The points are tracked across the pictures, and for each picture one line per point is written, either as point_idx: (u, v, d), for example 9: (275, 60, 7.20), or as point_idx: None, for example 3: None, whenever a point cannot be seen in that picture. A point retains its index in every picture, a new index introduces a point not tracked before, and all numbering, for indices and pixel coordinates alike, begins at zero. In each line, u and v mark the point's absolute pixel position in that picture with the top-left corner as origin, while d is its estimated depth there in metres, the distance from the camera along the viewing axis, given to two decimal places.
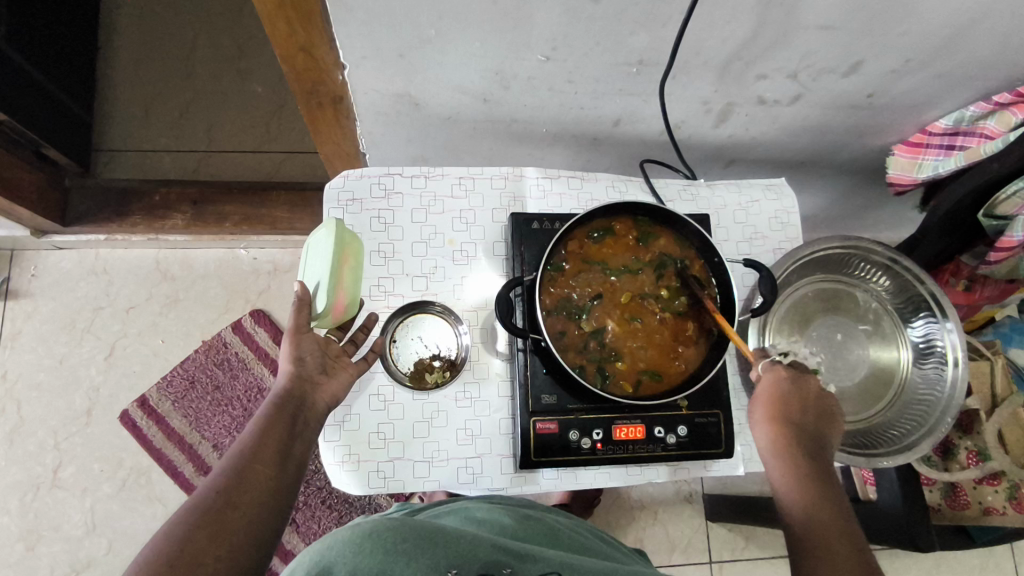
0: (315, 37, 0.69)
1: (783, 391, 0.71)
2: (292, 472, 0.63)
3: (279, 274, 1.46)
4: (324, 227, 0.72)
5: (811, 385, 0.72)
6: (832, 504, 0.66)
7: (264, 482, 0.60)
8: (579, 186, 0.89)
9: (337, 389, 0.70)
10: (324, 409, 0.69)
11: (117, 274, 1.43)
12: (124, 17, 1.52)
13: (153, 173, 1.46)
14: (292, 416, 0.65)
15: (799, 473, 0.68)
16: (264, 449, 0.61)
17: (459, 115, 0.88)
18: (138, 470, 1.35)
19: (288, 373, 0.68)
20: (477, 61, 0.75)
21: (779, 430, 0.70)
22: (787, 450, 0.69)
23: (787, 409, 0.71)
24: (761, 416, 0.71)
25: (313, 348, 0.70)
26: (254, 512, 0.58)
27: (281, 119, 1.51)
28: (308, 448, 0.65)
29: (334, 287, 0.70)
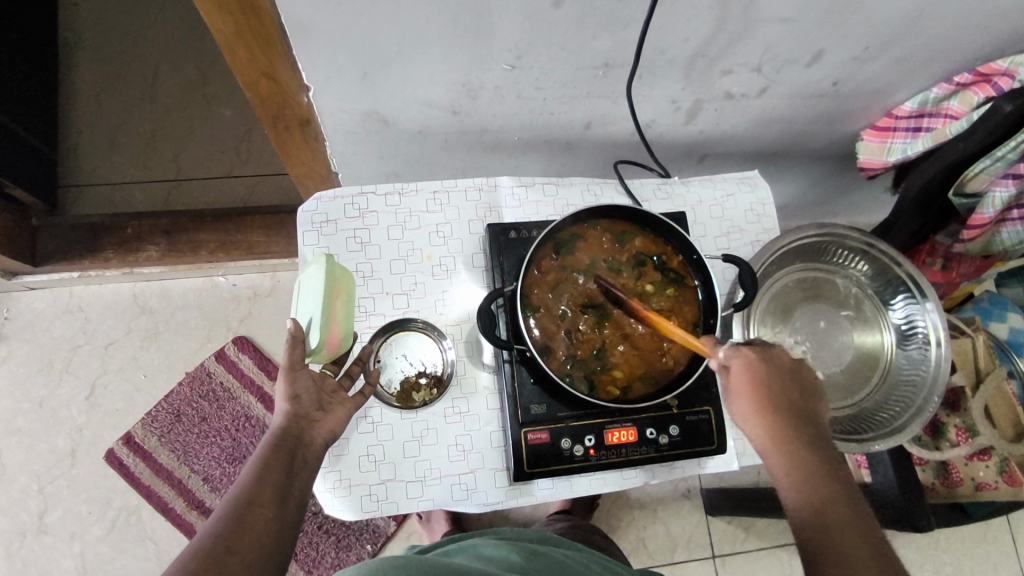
0: (276, 60, 0.68)
1: (755, 371, 0.68)
2: (292, 513, 0.60)
3: (258, 299, 1.44)
4: (315, 262, 0.72)
5: (778, 357, 0.69)
6: (824, 486, 0.64)
7: (262, 525, 0.57)
8: (554, 192, 0.89)
9: (335, 425, 0.68)
10: (322, 446, 0.67)
11: (94, 311, 1.40)
12: (85, 49, 1.50)
13: (123, 205, 1.43)
14: (291, 457, 0.63)
15: (795, 459, 0.66)
16: (263, 490, 0.59)
17: (429, 129, 0.88)
18: (127, 510, 1.32)
19: (284, 410, 0.66)
20: (442, 74, 0.75)
21: (762, 408, 0.67)
22: (774, 429, 0.67)
23: (763, 392, 0.68)
24: (743, 402, 0.68)
25: (308, 386, 0.68)
26: (253, 552, 0.55)
27: (251, 141, 1.50)
28: (306, 488, 0.63)
29: (328, 322, 0.70)
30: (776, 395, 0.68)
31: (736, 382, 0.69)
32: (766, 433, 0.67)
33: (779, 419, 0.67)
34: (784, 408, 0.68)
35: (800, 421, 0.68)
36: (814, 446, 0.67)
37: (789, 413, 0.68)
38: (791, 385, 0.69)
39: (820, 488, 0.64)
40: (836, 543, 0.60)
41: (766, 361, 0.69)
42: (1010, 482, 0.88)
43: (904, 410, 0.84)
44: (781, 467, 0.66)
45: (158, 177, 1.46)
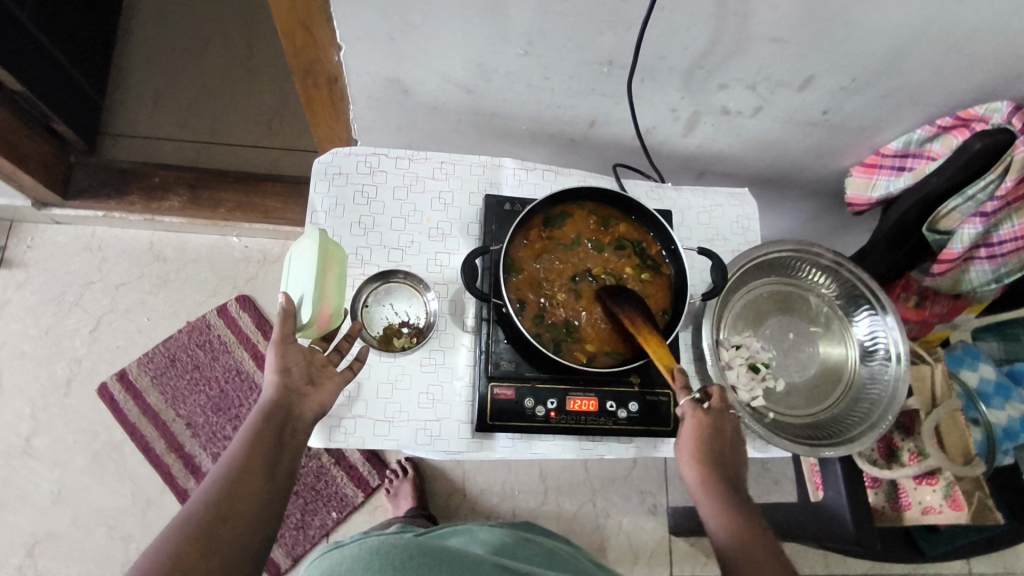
0: (313, 14, 0.76)
1: (704, 429, 0.73)
2: (280, 485, 0.65)
3: (267, 263, 1.52)
4: (307, 238, 0.76)
5: (723, 421, 0.75)
6: (755, 534, 0.69)
7: (253, 493, 0.62)
8: (553, 179, 0.95)
9: (324, 400, 0.70)
10: (312, 418, 0.70)
11: (111, 252, 1.47)
12: (143, 12, 1.61)
13: (154, 158, 1.52)
14: (280, 429, 0.66)
15: (728, 510, 0.71)
16: (252, 462, 0.63)
17: (446, 106, 0.95)
18: (112, 444, 1.36)
19: (274, 383, 0.68)
20: (460, 49, 0.82)
21: (703, 455, 0.73)
22: (711, 477, 0.72)
23: (707, 450, 0.73)
24: (688, 455, 0.73)
25: (298, 360, 0.70)
26: (246, 521, 0.61)
27: (283, 116, 1.61)
28: (295, 458, 0.67)
29: (319, 299, 0.73)
30: (718, 446, 0.74)
31: (685, 436, 0.74)
32: (704, 484, 0.72)
33: (717, 472, 0.72)
34: (723, 459, 0.73)
35: (732, 477, 0.73)
36: (742, 498, 0.72)
37: (725, 470, 0.73)
38: (729, 442, 0.75)
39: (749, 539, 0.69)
40: None
41: (715, 414, 0.75)
42: (954, 506, 0.90)
43: (860, 422, 0.87)
44: (716, 518, 0.71)
45: (191, 137, 1.56)
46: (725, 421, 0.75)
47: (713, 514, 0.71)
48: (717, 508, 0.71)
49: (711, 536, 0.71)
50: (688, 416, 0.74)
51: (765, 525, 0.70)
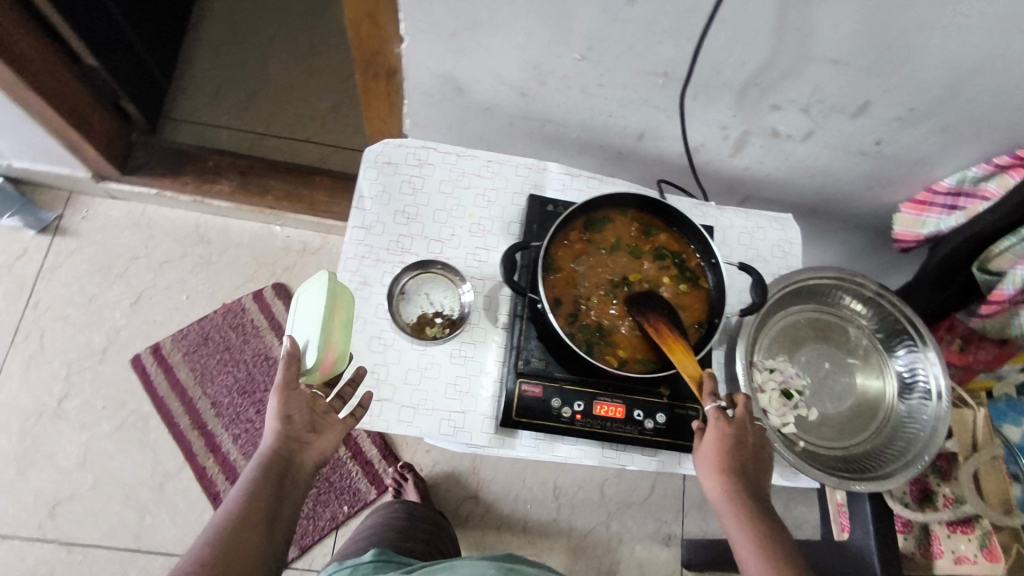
0: (381, 6, 0.79)
1: (728, 440, 0.72)
2: (278, 539, 0.67)
3: (306, 254, 1.55)
4: (316, 282, 0.76)
5: (747, 433, 0.74)
6: (781, 551, 0.68)
7: (253, 547, 0.64)
8: (597, 186, 0.96)
9: (325, 448, 0.72)
10: (312, 466, 0.71)
11: (159, 230, 1.52)
12: (216, 10, 1.72)
13: (210, 143, 1.59)
14: (279, 482, 0.68)
15: (753, 524, 0.69)
16: (250, 520, 0.65)
17: (498, 107, 0.97)
18: (138, 415, 1.39)
19: (275, 432, 0.69)
20: (519, 50, 0.84)
21: (726, 467, 0.72)
22: (733, 491, 0.71)
23: (731, 462, 0.72)
24: (710, 466, 0.72)
25: (304, 406, 0.71)
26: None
27: (336, 115, 1.69)
28: (293, 509, 0.69)
29: (325, 346, 0.73)
30: (741, 459, 0.73)
31: (709, 447, 0.73)
32: (727, 497, 0.71)
33: (741, 485, 0.71)
34: (745, 472, 0.72)
35: (756, 491, 0.72)
36: (767, 512, 0.71)
37: (750, 483, 0.72)
38: (751, 455, 0.74)
39: (776, 555, 0.67)
40: None
41: (739, 425, 0.74)
42: (990, 557, 0.88)
43: (896, 459, 0.84)
44: (739, 533, 0.69)
45: (248, 127, 1.63)
46: (749, 432, 0.74)
47: (737, 526, 0.69)
48: (741, 522, 0.69)
49: (736, 551, 0.69)
50: (711, 426, 0.73)
51: (791, 541, 0.69)
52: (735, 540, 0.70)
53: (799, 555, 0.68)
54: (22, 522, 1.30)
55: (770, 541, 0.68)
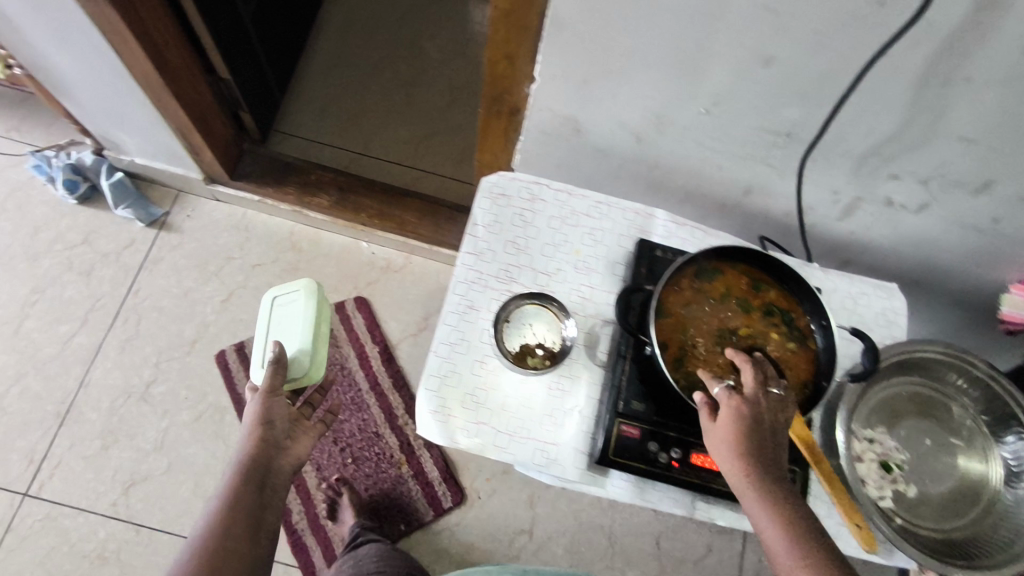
0: (521, 49, 0.83)
1: (743, 421, 0.69)
2: (265, 540, 0.77)
3: (390, 272, 1.61)
4: (303, 302, 1.06)
5: (762, 409, 0.70)
6: (807, 534, 0.65)
7: (242, 530, 0.75)
8: (702, 237, 0.97)
9: (299, 452, 0.87)
10: (288, 470, 0.85)
11: (255, 234, 1.60)
12: (329, 36, 1.84)
13: (312, 157, 1.68)
14: (264, 479, 0.80)
15: (775, 506, 0.66)
16: (237, 521, 0.75)
17: (611, 151, 1.00)
18: (216, 407, 1.44)
19: (257, 438, 0.83)
20: (644, 100, 0.87)
21: (744, 448, 0.68)
22: (752, 470, 0.67)
23: (749, 444, 0.68)
24: (727, 449, 0.68)
25: (282, 416, 0.88)
26: (243, 553, 0.74)
27: (429, 144, 1.77)
28: (274, 514, 0.80)
29: (313, 351, 1.02)
30: (759, 438, 0.69)
31: (722, 428, 0.69)
32: (745, 480, 0.67)
33: (759, 468, 0.67)
34: (765, 453, 0.68)
35: (774, 469, 0.68)
36: (786, 491, 0.68)
37: (767, 462, 0.68)
38: (770, 434, 0.70)
39: (801, 539, 0.65)
40: None
41: (755, 404, 0.70)
42: None
43: (999, 549, 0.82)
44: (760, 516, 0.67)
45: (347, 146, 1.72)
46: (765, 408, 0.71)
47: (759, 510, 0.67)
48: (763, 505, 0.66)
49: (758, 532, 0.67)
50: (724, 408, 0.70)
51: (813, 519, 0.67)
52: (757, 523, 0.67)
53: (823, 533, 0.66)
54: (97, 497, 1.35)
55: (795, 526, 0.65)
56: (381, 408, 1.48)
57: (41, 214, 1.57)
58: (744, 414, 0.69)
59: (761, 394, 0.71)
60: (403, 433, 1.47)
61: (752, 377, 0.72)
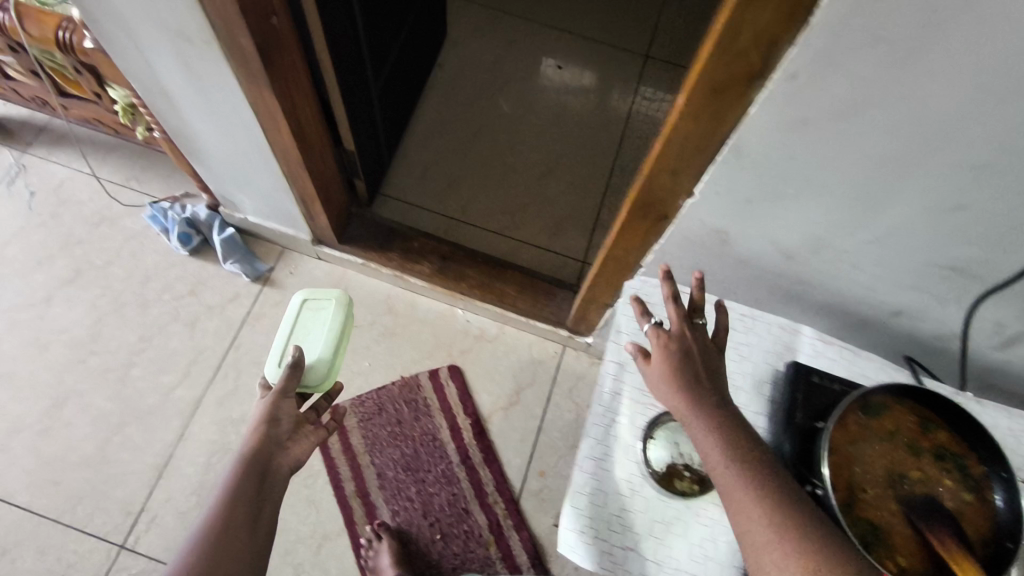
0: (688, 169, 0.83)
1: (671, 351, 0.78)
2: (261, 531, 0.84)
3: (483, 341, 1.60)
4: (331, 315, 1.25)
5: (690, 343, 0.79)
6: (740, 439, 0.70)
7: (245, 514, 0.83)
8: (851, 357, 0.93)
9: (298, 452, 0.96)
10: (287, 468, 0.94)
11: (354, 295, 1.63)
12: (433, 103, 1.89)
13: (413, 221, 1.72)
14: (264, 470, 0.90)
15: (709, 417, 0.72)
16: (236, 510, 0.83)
17: (756, 264, 0.97)
18: (308, 471, 1.45)
19: (261, 437, 0.94)
20: (807, 225, 0.84)
21: (676, 374, 0.76)
22: (687, 392, 0.74)
23: (677, 369, 0.76)
24: (662, 378, 0.76)
25: (286, 415, 0.99)
26: (242, 540, 0.81)
27: (525, 213, 1.78)
28: (271, 506, 0.88)
29: (331, 360, 1.19)
30: (692, 368, 0.77)
31: (655, 360, 0.78)
32: (680, 401, 0.74)
33: (692, 389, 0.74)
34: (699, 379, 0.75)
35: (711, 393, 0.75)
36: (723, 410, 0.73)
37: (701, 387, 0.75)
38: (702, 366, 0.78)
39: (737, 443, 0.69)
40: (756, 483, 0.65)
41: (681, 341, 0.79)
42: None
43: None
44: (696, 431, 0.72)
45: (446, 212, 1.75)
46: (692, 344, 0.79)
47: (694, 424, 0.72)
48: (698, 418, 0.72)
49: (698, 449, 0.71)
50: (655, 346, 0.79)
51: (747, 430, 0.71)
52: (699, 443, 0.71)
53: (756, 440, 0.70)
54: None
55: (730, 433, 0.70)
56: (470, 483, 1.46)
57: (152, 263, 1.62)
58: (674, 348, 0.78)
59: (688, 332, 0.80)
60: (492, 511, 1.44)
61: (675, 312, 0.81)
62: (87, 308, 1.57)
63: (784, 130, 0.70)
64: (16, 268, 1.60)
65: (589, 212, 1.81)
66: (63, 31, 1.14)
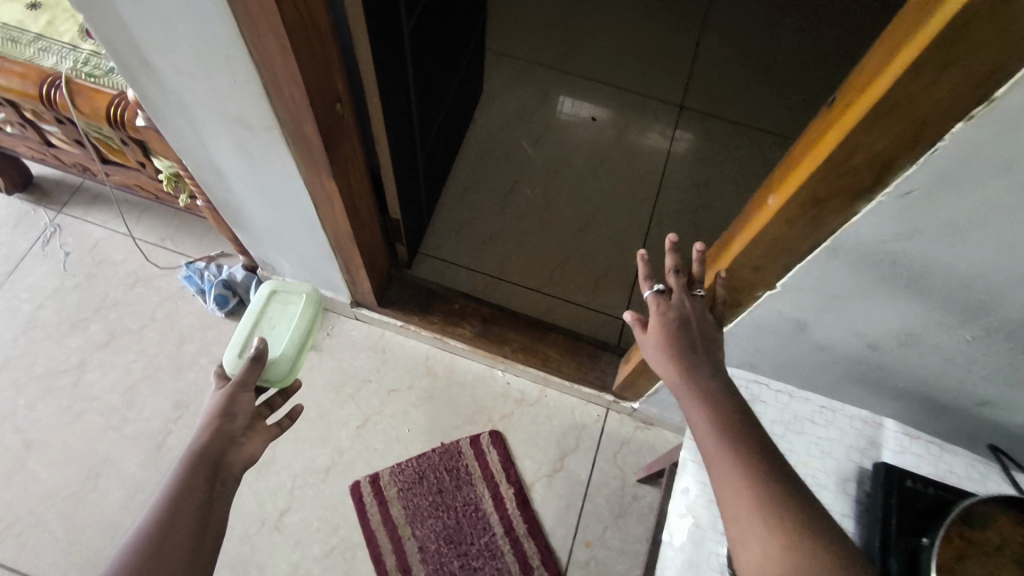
0: (772, 265, 0.81)
1: (666, 318, 0.86)
2: (210, 536, 0.80)
3: (523, 404, 1.57)
4: (302, 310, 1.31)
5: (688, 312, 0.88)
6: (718, 398, 0.78)
7: (192, 515, 0.79)
8: (935, 453, 0.92)
9: (253, 451, 0.95)
10: (239, 466, 0.92)
11: (393, 356, 1.60)
12: (469, 159, 1.89)
13: (450, 281, 1.70)
14: (214, 469, 0.88)
15: (693, 378, 0.80)
16: (182, 509, 0.79)
17: (833, 351, 0.93)
18: (348, 543, 1.40)
19: (213, 435, 0.92)
20: (898, 321, 0.80)
21: (670, 339, 0.85)
22: (677, 356, 0.83)
23: (671, 334, 0.85)
24: (656, 345, 0.86)
25: (244, 410, 0.99)
26: (186, 542, 0.76)
27: (564, 269, 1.76)
28: (220, 508, 0.84)
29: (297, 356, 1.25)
30: (685, 336, 0.85)
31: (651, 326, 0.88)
32: (670, 364, 0.83)
33: (681, 353, 0.83)
34: (691, 344, 0.84)
35: (700, 356, 0.83)
36: (709, 374, 0.81)
37: (692, 351, 0.83)
38: (697, 333, 0.86)
39: (714, 401, 0.77)
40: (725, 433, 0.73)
41: (680, 309, 0.88)
42: None
43: None
44: (680, 389, 0.81)
45: (483, 269, 1.73)
46: (690, 311, 0.88)
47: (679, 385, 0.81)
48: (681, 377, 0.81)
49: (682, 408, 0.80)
50: (653, 312, 0.88)
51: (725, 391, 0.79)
52: (684, 403, 0.80)
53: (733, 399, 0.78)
54: None
55: (709, 392, 0.78)
56: (515, 556, 1.41)
57: (188, 325, 1.61)
58: (670, 315, 0.87)
59: (686, 300, 0.89)
60: None
61: (676, 283, 0.90)
62: (122, 373, 1.54)
63: (888, 237, 0.67)
64: (52, 331, 1.58)
65: (627, 267, 1.78)
66: (115, 107, 1.14)
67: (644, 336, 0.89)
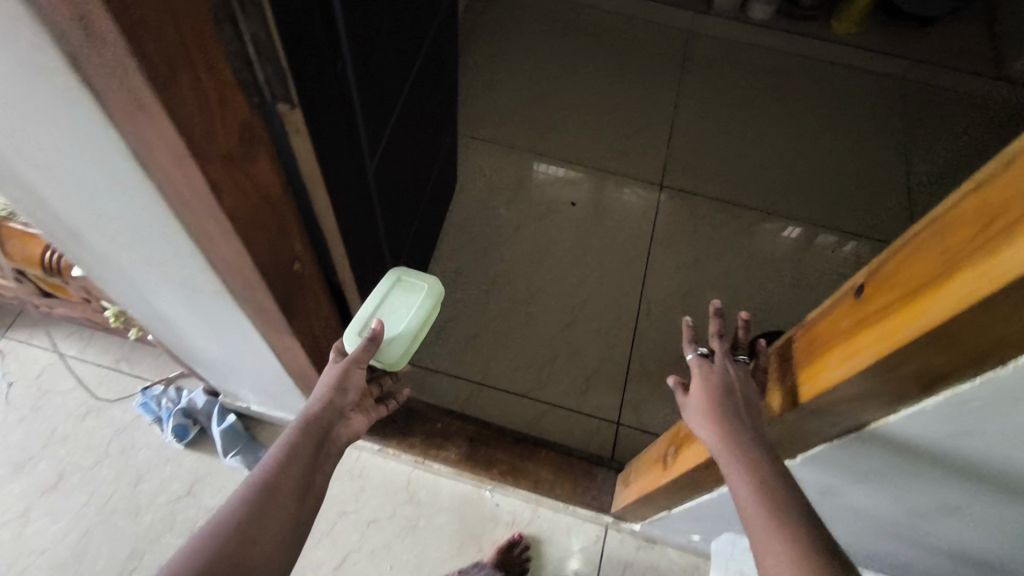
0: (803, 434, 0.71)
1: (711, 379, 0.73)
2: (307, 506, 0.74)
3: (516, 527, 1.43)
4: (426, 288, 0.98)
5: (734, 374, 0.74)
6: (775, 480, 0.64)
7: (295, 484, 0.74)
8: None
9: (358, 427, 0.87)
10: (343, 441, 0.85)
11: (371, 482, 1.47)
12: (446, 254, 1.80)
13: (430, 391, 1.59)
14: (321, 439, 0.81)
15: (744, 455, 0.66)
16: (289, 472, 0.74)
17: (859, 508, 0.84)
18: None
19: (324, 402, 0.83)
20: (939, 495, 0.70)
21: (714, 407, 0.71)
22: (724, 428, 0.69)
23: (717, 401, 0.71)
24: (699, 413, 0.72)
25: (355, 386, 0.87)
26: (286, 510, 0.71)
27: (553, 368, 1.66)
28: (321, 478, 0.79)
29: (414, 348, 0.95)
30: (732, 400, 0.71)
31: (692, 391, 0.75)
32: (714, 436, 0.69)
33: (729, 423, 0.69)
34: (740, 412, 0.70)
35: (752, 426, 0.69)
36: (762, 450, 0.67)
37: (743, 420, 0.69)
38: (745, 400, 0.72)
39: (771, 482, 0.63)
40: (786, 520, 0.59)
41: (725, 370, 0.74)
42: None
43: None
44: (728, 470, 0.66)
45: (466, 375, 1.62)
46: (736, 371, 0.75)
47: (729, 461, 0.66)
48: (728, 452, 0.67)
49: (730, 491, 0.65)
50: (694, 375, 0.76)
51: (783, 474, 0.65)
52: (735, 489, 0.65)
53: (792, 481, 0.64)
54: None
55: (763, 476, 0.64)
56: None
57: (145, 459, 1.46)
58: (715, 377, 0.74)
59: (733, 361, 0.76)
60: None
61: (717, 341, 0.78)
62: (70, 521, 1.38)
63: (935, 432, 0.58)
64: None
65: (618, 362, 1.68)
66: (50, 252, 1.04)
67: (686, 399, 0.77)
